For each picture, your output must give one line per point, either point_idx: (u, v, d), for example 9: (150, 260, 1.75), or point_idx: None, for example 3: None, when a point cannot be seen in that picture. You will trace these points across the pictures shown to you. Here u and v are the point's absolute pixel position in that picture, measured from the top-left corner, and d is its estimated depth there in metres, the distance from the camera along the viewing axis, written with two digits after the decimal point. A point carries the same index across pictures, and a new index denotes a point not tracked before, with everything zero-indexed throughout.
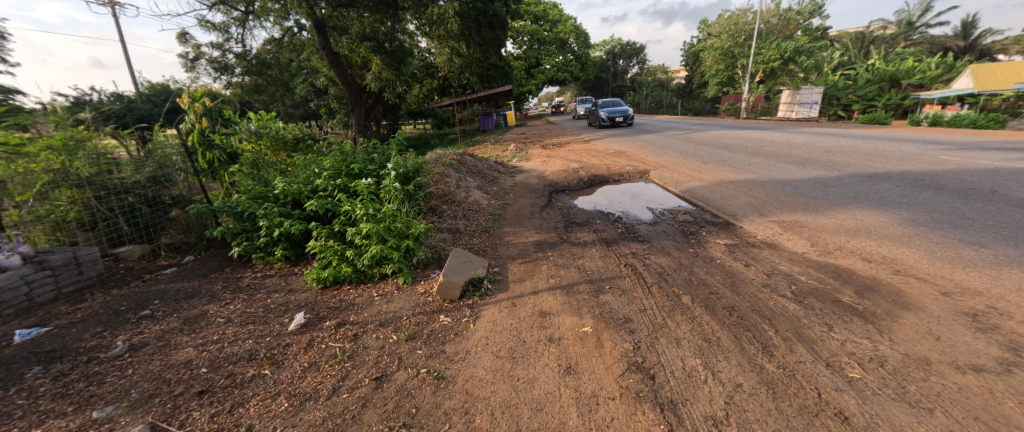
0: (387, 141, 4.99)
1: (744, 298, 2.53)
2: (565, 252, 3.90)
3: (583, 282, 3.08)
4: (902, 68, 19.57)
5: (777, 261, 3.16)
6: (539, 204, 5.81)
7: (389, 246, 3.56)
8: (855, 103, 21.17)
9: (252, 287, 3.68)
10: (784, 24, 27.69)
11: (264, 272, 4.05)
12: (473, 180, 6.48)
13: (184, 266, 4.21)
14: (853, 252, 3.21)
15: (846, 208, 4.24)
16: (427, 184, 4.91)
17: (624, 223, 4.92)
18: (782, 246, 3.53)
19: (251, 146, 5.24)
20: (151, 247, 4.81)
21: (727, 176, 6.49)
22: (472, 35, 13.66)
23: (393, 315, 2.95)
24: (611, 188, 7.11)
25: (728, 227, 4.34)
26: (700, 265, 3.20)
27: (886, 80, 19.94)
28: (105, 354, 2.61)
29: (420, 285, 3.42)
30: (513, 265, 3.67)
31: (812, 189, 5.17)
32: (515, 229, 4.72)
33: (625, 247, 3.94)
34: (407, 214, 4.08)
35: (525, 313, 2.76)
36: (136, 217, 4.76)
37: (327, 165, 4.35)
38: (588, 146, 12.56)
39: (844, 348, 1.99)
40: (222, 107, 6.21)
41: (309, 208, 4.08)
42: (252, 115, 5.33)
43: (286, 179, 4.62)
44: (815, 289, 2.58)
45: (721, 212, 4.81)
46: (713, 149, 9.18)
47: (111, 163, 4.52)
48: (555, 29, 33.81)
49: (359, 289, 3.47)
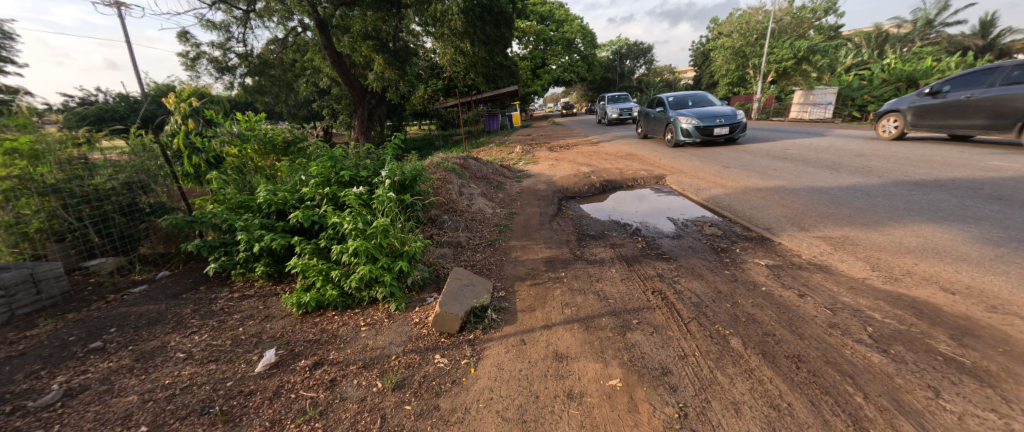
0: (384, 145, 4.56)
1: (811, 344, 2.05)
2: (581, 273, 3.42)
3: (607, 315, 2.59)
4: (921, 68, 18.88)
5: (837, 291, 2.67)
6: (548, 213, 5.34)
7: (380, 267, 3.11)
8: (872, 103, 20.47)
9: (226, 311, 3.24)
10: (796, 24, 27.02)
11: (241, 292, 3.61)
12: (477, 186, 6.02)
13: (156, 284, 3.77)
14: (927, 280, 2.70)
15: (901, 223, 3.72)
16: (426, 192, 4.46)
17: (644, 235, 4.43)
18: (837, 270, 3.03)
19: (237, 150, 4.81)
20: (127, 260, 4.38)
21: (753, 182, 5.97)
22: (477, 33, 13.27)
23: (380, 353, 2.49)
24: (624, 195, 6.60)
25: (764, 243, 3.84)
26: (744, 292, 2.72)
27: (903, 79, 19.10)
28: (33, 403, 2.16)
29: (415, 313, 2.96)
30: (522, 289, 3.21)
31: (855, 199, 4.64)
32: (523, 243, 4.26)
33: (649, 266, 3.46)
34: (402, 227, 3.63)
35: (537, 355, 2.29)
36: (108, 228, 4.30)
37: (314, 171, 3.91)
38: (598, 148, 12.08)
39: (965, 426, 1.50)
40: (210, 106, 5.80)
41: (293, 220, 3.64)
42: (239, 116, 4.92)
43: (271, 186, 4.19)
44: (898, 332, 2.09)
45: (753, 224, 4.32)
46: (731, 152, 8.66)
47: (84, 168, 4.12)
48: (561, 29, 33.35)
49: (344, 316, 3.02)
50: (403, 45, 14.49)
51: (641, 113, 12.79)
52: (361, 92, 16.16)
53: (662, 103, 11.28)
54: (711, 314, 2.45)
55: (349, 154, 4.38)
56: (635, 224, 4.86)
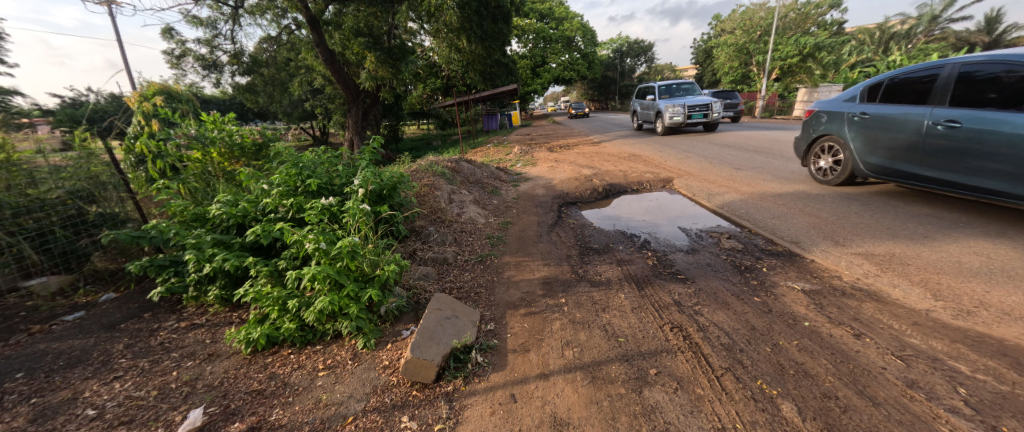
0: (361, 149, 4.06)
1: (891, 416, 1.55)
2: (584, 297, 2.94)
3: (618, 361, 2.10)
4: (927, 65, 18.43)
5: (903, 329, 2.16)
6: (547, 223, 4.85)
7: (346, 296, 2.61)
8: None
9: (166, 346, 2.75)
10: (801, 19, 26.53)
11: (190, 321, 3.11)
12: (469, 192, 5.52)
13: (95, 313, 3.27)
14: (1009, 314, 2.21)
15: (955, 238, 3.22)
16: (408, 202, 3.97)
17: (655, 249, 3.95)
18: (891, 299, 2.52)
19: (199, 155, 4.33)
20: (74, 279, 3.77)
21: (771, 187, 5.46)
22: (473, 29, 12.75)
23: (335, 412, 2.00)
24: (629, 200, 6.10)
25: (792, 260, 3.36)
26: (786, 329, 2.22)
27: None
28: None
29: (385, 352, 2.48)
30: (514, 320, 2.72)
31: (889, 207, 4.15)
32: (517, 259, 3.77)
33: (665, 290, 2.96)
34: (377, 245, 3.13)
35: (530, 420, 1.79)
36: (49, 243, 3.69)
37: (277, 179, 3.42)
38: (600, 148, 11.61)
39: None
40: (182, 110, 5.37)
41: (251, 236, 3.15)
42: (206, 117, 4.44)
43: (230, 196, 3.70)
44: (1001, 398, 1.60)
45: (778, 237, 3.82)
46: (742, 153, 8.17)
47: (24, 176, 3.60)
48: (561, 27, 32.68)
49: (301, 355, 2.53)
50: (400, 41, 14.22)
51: (851, 117, 4.73)
52: (355, 91, 15.74)
53: (1000, 82, 3.43)
54: (750, 362, 1.95)
55: (323, 159, 3.88)
56: (644, 236, 4.37)
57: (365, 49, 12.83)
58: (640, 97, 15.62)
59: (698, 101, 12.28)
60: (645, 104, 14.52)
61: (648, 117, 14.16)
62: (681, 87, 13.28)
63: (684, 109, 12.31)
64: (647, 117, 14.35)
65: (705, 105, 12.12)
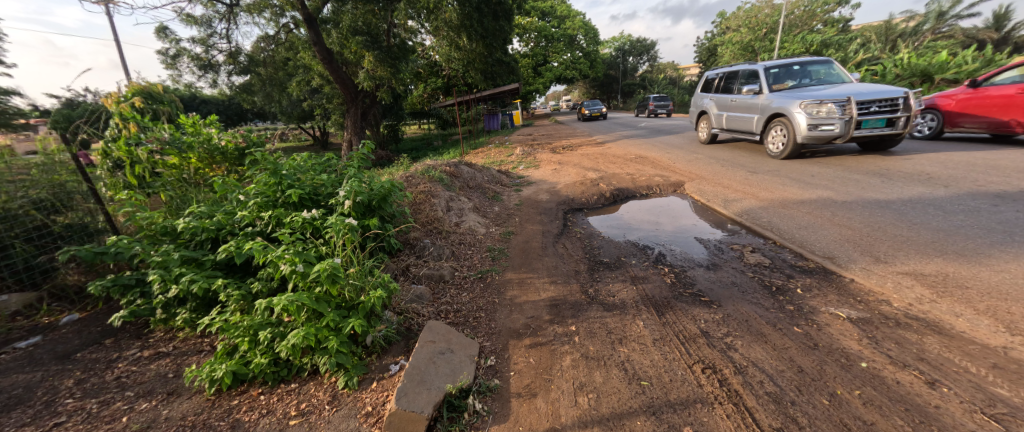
0: (350, 154, 3.70)
1: None
2: (598, 324, 2.59)
3: (644, 414, 1.76)
4: (936, 62, 18.08)
5: (984, 375, 1.82)
6: (552, 232, 4.52)
7: (326, 327, 2.27)
8: None
9: (122, 382, 2.41)
10: (807, 17, 26.06)
11: (154, 350, 2.77)
12: (469, 198, 5.18)
13: (51, 339, 2.91)
14: None
15: (1011, 254, 2.88)
16: (400, 213, 3.62)
17: (672, 264, 3.60)
18: (956, 331, 2.19)
19: (176, 161, 3.97)
20: (38, 296, 3.38)
21: (791, 193, 5.11)
22: (473, 26, 12.40)
23: None
24: (638, 207, 5.75)
25: (828, 277, 3.02)
26: (843, 374, 1.87)
27: (918, 74, 18.29)
28: None
29: (369, 392, 2.14)
30: (517, 353, 2.38)
31: (928, 216, 3.80)
32: (521, 276, 3.43)
33: (689, 317, 2.60)
34: (363, 264, 2.79)
35: None
36: (10, 258, 3.28)
37: (254, 189, 3.08)
38: (604, 149, 11.27)
39: None
40: (164, 112, 5.04)
41: (221, 254, 2.81)
42: (185, 119, 4.11)
43: (205, 207, 3.35)
44: None
45: (808, 251, 3.47)
46: (754, 156, 7.81)
47: None
48: (563, 26, 32.34)
49: (272, 396, 2.19)
50: (400, 40, 13.97)
51: None
52: (354, 91, 15.43)
53: None
54: (807, 421, 1.61)
55: (307, 165, 3.53)
56: (658, 248, 4.03)
57: (363, 47, 12.46)
58: (712, 90, 9.64)
59: (874, 91, 6.22)
60: (731, 104, 8.62)
61: (738, 127, 8.42)
62: (809, 71, 7.40)
63: (849, 106, 6.17)
64: (738, 122, 8.37)
65: (892, 102, 6.09)
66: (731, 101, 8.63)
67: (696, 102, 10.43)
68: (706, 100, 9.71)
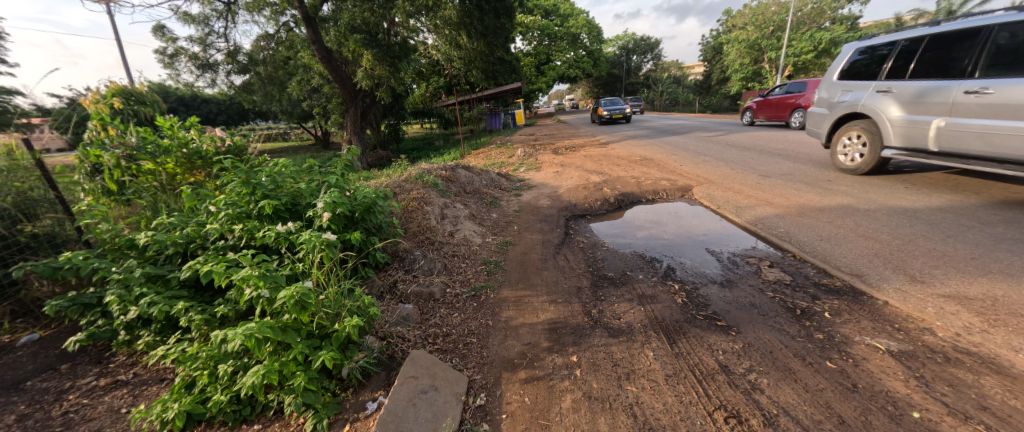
0: (335, 159, 3.40)
1: None
2: (602, 354, 2.31)
3: None
4: None
5: None
6: (553, 242, 4.25)
7: (293, 361, 2.00)
8: None
9: (69, 420, 2.15)
10: (816, 14, 25.54)
11: (111, 378, 2.50)
12: (465, 205, 4.91)
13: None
14: None
15: None
16: (387, 224, 3.33)
17: (682, 279, 3.32)
18: (1017, 371, 1.91)
19: (151, 166, 3.66)
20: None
21: (809, 200, 4.80)
22: (473, 24, 12.12)
23: None
24: (644, 213, 5.44)
25: (856, 298, 2.74)
26: None
27: None
28: None
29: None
30: (511, 389, 2.11)
31: (963, 229, 3.50)
32: (519, 293, 3.15)
33: (705, 346, 2.32)
34: (340, 285, 2.50)
35: None
36: None
37: (224, 199, 2.79)
38: (608, 150, 10.97)
39: None
40: (147, 116, 4.81)
41: (185, 272, 2.53)
42: (162, 121, 3.83)
43: (174, 218, 3.07)
44: None
45: (831, 267, 3.18)
46: (765, 159, 7.49)
47: None
48: (566, 24, 31.98)
49: None
50: (402, 39, 13.84)
51: None
52: (354, 90, 15.21)
53: None
54: None
55: (287, 171, 3.24)
56: (666, 261, 3.75)
57: (360, 45, 12.19)
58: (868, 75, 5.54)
59: None
60: (952, 100, 4.52)
61: (989, 144, 4.26)
62: None
63: None
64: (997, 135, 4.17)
65: None
66: (946, 93, 4.56)
67: (820, 103, 6.30)
68: (880, 89, 5.27)
